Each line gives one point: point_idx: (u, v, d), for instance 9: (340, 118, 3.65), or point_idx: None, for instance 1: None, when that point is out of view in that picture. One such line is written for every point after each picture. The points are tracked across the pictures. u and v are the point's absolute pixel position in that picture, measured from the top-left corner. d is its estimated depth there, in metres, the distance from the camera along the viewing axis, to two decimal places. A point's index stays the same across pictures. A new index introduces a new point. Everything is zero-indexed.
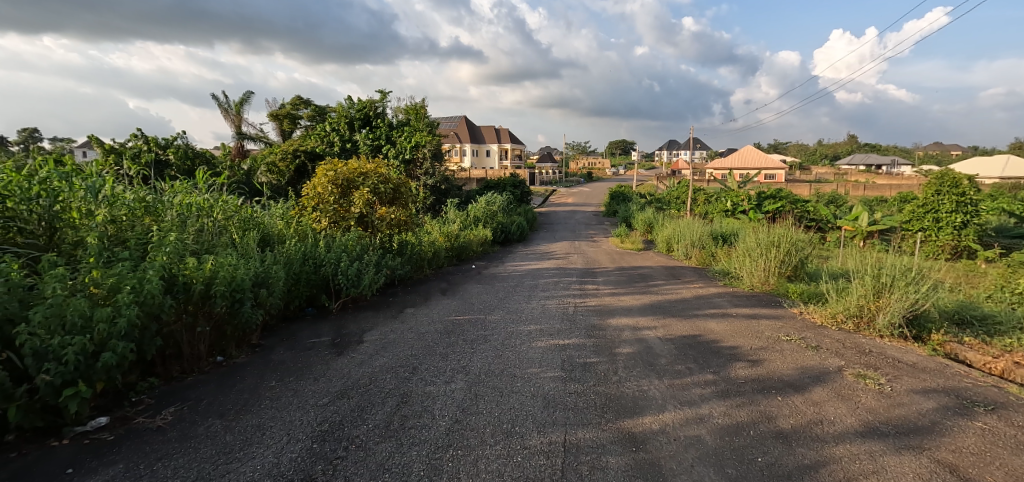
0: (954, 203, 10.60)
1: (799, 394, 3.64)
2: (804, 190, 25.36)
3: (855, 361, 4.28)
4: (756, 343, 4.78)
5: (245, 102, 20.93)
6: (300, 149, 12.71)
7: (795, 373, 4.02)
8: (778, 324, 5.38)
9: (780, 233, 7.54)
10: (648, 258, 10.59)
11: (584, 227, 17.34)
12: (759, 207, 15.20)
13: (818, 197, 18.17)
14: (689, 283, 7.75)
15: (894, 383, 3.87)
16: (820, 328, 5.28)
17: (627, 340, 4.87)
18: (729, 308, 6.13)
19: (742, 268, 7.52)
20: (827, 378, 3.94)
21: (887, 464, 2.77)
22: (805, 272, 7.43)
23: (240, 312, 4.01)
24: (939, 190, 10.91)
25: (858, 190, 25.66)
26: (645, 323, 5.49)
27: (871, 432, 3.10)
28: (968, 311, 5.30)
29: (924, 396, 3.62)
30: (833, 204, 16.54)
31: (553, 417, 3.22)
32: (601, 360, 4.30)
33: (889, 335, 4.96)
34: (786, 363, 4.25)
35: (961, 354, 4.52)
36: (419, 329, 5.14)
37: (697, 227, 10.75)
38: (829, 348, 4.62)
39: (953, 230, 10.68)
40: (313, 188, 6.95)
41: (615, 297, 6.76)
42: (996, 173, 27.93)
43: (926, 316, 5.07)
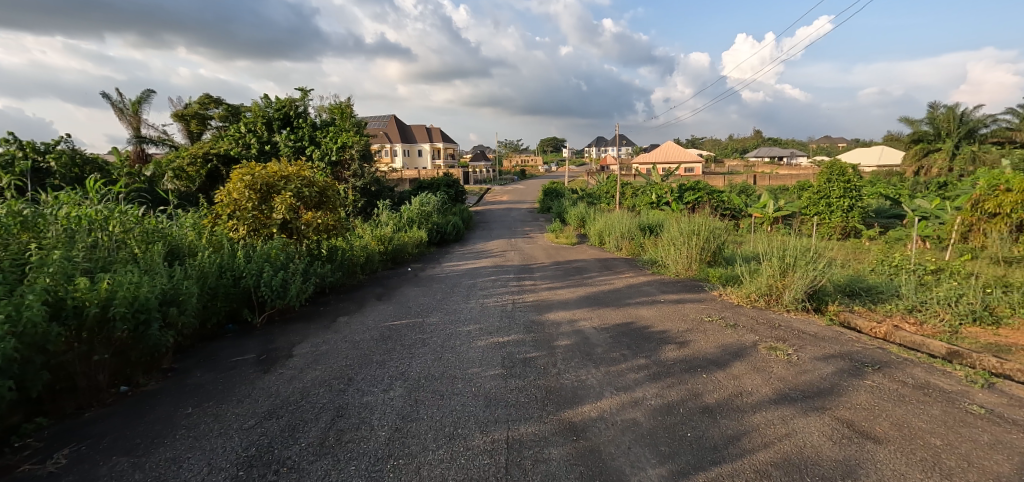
0: (842, 189, 11.94)
1: (721, 369, 3.93)
2: (718, 181, 27.41)
3: (768, 335, 4.69)
4: (683, 325, 5.09)
5: (144, 101, 18.97)
6: (211, 152, 11.77)
7: (717, 351, 4.33)
8: (701, 307, 5.78)
9: (700, 222, 8.10)
10: (582, 251, 10.93)
11: (520, 225, 17.55)
12: (681, 199, 16.17)
13: (731, 187, 19.67)
14: (621, 273, 8.09)
15: (800, 352, 4.27)
16: (736, 307, 5.73)
17: (565, 332, 4.99)
18: (658, 295, 6.48)
19: (668, 257, 7.95)
20: (745, 353, 4.27)
21: (797, 425, 3.07)
22: (723, 257, 8.02)
23: (147, 335, 3.62)
24: (830, 178, 12.15)
25: (764, 181, 28.05)
26: (581, 314, 5.66)
27: (783, 398, 3.41)
28: (857, 283, 5.99)
29: (824, 362, 4.04)
30: (743, 193, 18.00)
31: (495, 416, 3.23)
32: (540, 354, 4.37)
33: (794, 309, 5.48)
34: (709, 342, 4.56)
35: (852, 322, 5.10)
36: (354, 338, 4.94)
37: (626, 219, 11.23)
38: (745, 325, 5.03)
39: (843, 213, 12.02)
40: (227, 194, 6.40)
41: (551, 291, 6.90)
42: (873, 162, 31.81)
43: (824, 290, 5.66)
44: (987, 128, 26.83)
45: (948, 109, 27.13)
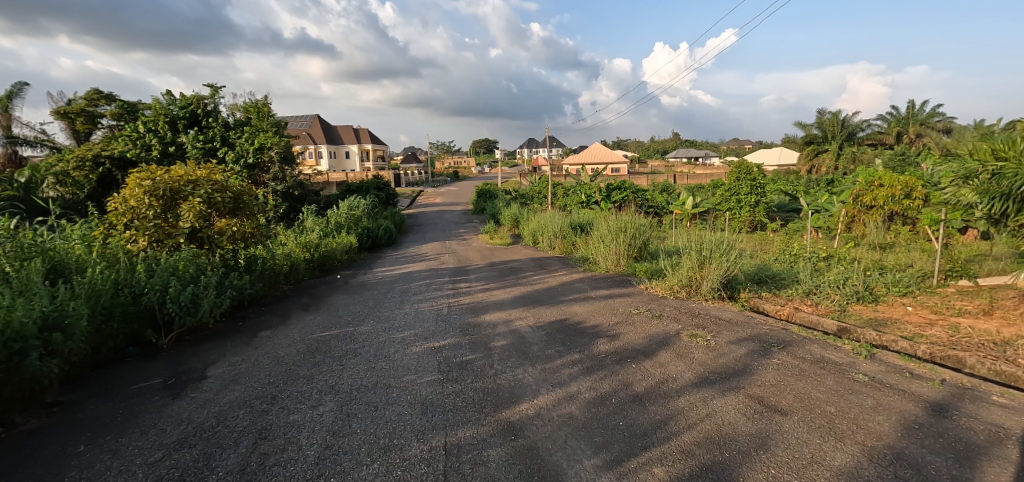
0: (749, 186, 13.04)
1: (649, 358, 4.14)
2: (642, 180, 28.84)
3: (689, 324, 5.02)
4: (613, 319, 5.31)
5: (16, 96, 16.61)
6: (103, 154, 10.56)
7: (645, 341, 4.56)
8: (630, 300, 6.06)
9: (626, 220, 8.49)
10: (516, 251, 11.05)
11: (454, 227, 17.42)
12: (608, 198, 16.83)
13: (654, 186, 20.81)
14: (555, 272, 8.29)
15: (718, 337, 4.61)
16: (661, 299, 6.07)
17: (501, 333, 5.02)
18: (589, 291, 6.70)
19: (598, 254, 8.25)
20: (670, 341, 4.53)
21: (717, 405, 3.31)
22: (648, 253, 8.45)
23: (24, 366, 3.17)
24: (738, 177, 13.21)
25: (683, 180, 29.95)
26: (516, 314, 5.72)
27: (704, 381, 3.67)
28: (764, 271, 6.58)
29: (738, 345, 4.39)
30: (665, 192, 19.11)
31: (432, 422, 3.18)
32: (476, 356, 4.36)
33: (711, 298, 5.91)
34: (637, 333, 4.79)
35: (761, 307, 5.59)
36: (278, 353, 4.64)
37: (557, 219, 11.51)
38: (669, 315, 5.34)
39: (750, 209, 13.14)
40: (123, 201, 5.75)
41: (487, 292, 6.92)
42: (775, 162, 35.04)
43: (736, 279, 6.15)
44: (864, 132, 30.53)
45: (833, 115, 30.49)
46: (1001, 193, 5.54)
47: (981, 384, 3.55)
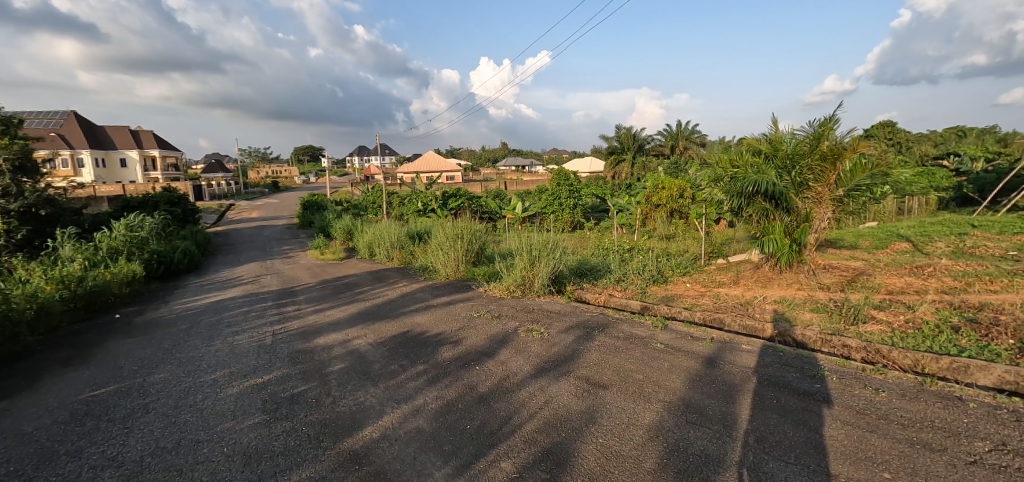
0: (568, 191, 14.62)
1: (491, 358, 4.34)
2: (476, 188, 29.96)
3: (525, 320, 5.41)
4: (455, 325, 5.41)
5: None
6: None
7: (486, 342, 4.77)
8: (470, 304, 6.26)
9: (462, 226, 8.74)
10: (351, 266, 10.45)
11: (276, 243, 15.63)
12: (445, 205, 17.07)
13: (487, 193, 21.85)
14: (394, 283, 8.08)
15: (550, 329, 5.07)
16: (499, 299, 6.40)
17: (338, 355, 4.71)
18: (430, 300, 6.71)
19: (437, 261, 8.29)
20: (509, 339, 4.82)
21: (552, 391, 3.64)
22: (485, 256, 8.84)
23: None
24: (559, 183, 14.71)
25: (513, 186, 32.06)
26: (354, 333, 5.42)
27: (540, 371, 4.00)
28: (584, 265, 7.48)
29: (567, 333, 4.90)
30: (497, 198, 20.20)
31: (258, 473, 2.82)
32: (310, 385, 4.01)
33: (543, 293, 6.47)
34: (479, 336, 4.98)
35: (583, 296, 6.34)
36: (21, 429, 3.55)
37: (394, 228, 11.25)
38: (507, 314, 5.67)
39: (571, 211, 14.75)
40: None
41: (319, 314, 6.39)
42: (587, 169, 39.89)
43: (563, 274, 6.86)
44: (650, 144, 36.80)
45: (628, 129, 36.06)
46: (737, 191, 7.32)
47: (736, 337, 4.62)
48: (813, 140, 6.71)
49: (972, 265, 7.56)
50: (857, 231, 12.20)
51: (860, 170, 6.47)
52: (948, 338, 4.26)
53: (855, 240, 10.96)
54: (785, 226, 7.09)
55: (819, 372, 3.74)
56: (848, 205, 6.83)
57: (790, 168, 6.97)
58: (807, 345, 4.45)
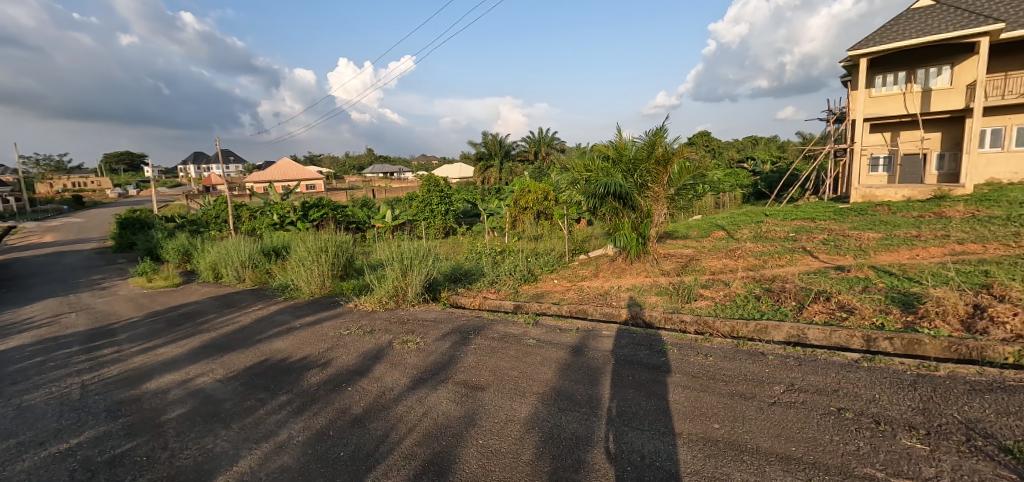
0: (439, 197, 14.57)
1: (364, 376, 4.15)
2: (341, 196, 28.22)
3: (399, 331, 5.27)
4: (322, 346, 5.04)
5: None
6: None
7: (358, 360, 4.54)
8: (339, 322, 5.87)
9: (326, 238, 8.16)
10: (192, 292, 9.08)
11: (85, 273, 12.85)
12: (305, 217, 15.73)
13: (353, 201, 20.73)
14: (247, 307, 7.23)
15: (426, 338, 5.01)
16: (371, 313, 6.12)
17: (177, 399, 4.06)
18: (292, 321, 6.15)
19: (298, 278, 7.61)
20: (382, 354, 4.64)
21: (431, 401, 3.61)
22: (353, 269, 8.38)
23: None
24: (429, 189, 14.58)
25: (381, 193, 30.91)
26: (198, 370, 4.73)
27: (417, 383, 3.94)
28: (457, 270, 7.55)
29: (443, 340, 4.89)
30: (365, 206, 19.29)
31: None
32: (140, 441, 3.40)
33: (417, 302, 6.37)
34: (349, 354, 4.71)
35: (458, 301, 6.39)
36: None
37: (244, 245, 10.04)
38: (380, 328, 5.46)
39: (442, 217, 14.71)
40: None
41: (149, 353, 5.43)
42: (456, 174, 40.21)
43: (437, 281, 6.82)
44: (515, 150, 38.45)
45: (493, 136, 37.23)
46: (592, 192, 8.03)
47: (597, 325, 5.09)
48: (649, 146, 7.64)
49: (768, 246, 9.39)
50: (689, 224, 14.28)
51: (684, 173, 7.61)
52: (753, 306, 5.23)
53: (687, 231, 12.81)
54: (632, 222, 8.00)
55: (664, 347, 4.31)
56: (678, 201, 8.02)
57: (633, 171, 7.87)
58: (654, 324, 5.09)
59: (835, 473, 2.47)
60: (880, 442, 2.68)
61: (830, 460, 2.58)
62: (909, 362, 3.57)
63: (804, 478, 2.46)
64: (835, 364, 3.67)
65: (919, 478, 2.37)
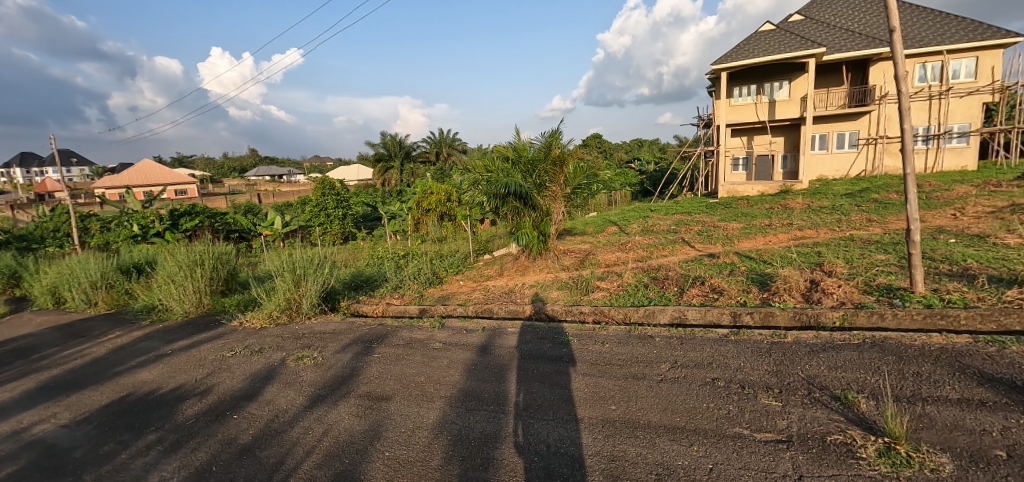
0: (335, 201, 13.72)
1: (253, 401, 3.80)
2: (220, 202, 25.40)
3: (293, 347, 4.90)
4: (201, 371, 4.52)
5: None
6: None
7: (245, 383, 4.14)
8: (221, 343, 5.30)
9: (201, 249, 7.28)
10: (25, 322, 7.57)
11: None
12: (175, 226, 13.74)
13: (235, 207, 18.76)
14: (102, 335, 6.22)
15: (323, 351, 4.72)
16: (260, 330, 5.60)
17: (7, 454, 3.38)
18: (162, 347, 5.42)
19: (168, 297, 6.71)
20: (274, 374, 4.28)
21: (331, 419, 3.41)
22: (236, 283, 7.60)
23: None
24: (324, 192, 13.57)
25: (268, 198, 28.37)
26: (37, 415, 3.97)
27: (315, 401, 3.70)
28: (357, 278, 7.22)
29: (342, 352, 4.65)
30: (249, 212, 17.55)
31: None
32: None
33: (313, 314, 5.97)
34: (234, 378, 4.28)
35: (360, 309, 6.11)
36: None
37: (95, 262, 8.59)
38: (271, 345, 5.03)
39: (339, 221, 13.91)
40: None
41: None
42: (353, 176, 38.31)
43: (335, 290, 6.45)
44: (416, 151, 37.65)
45: (392, 136, 36.09)
46: (493, 193, 8.15)
47: (502, 323, 5.19)
48: (546, 148, 7.94)
49: (654, 239, 10.29)
50: (585, 220, 15.12)
51: (579, 173, 8.08)
52: (643, 294, 5.69)
53: (584, 227, 13.55)
54: (533, 221, 8.28)
55: (565, 339, 4.52)
56: (575, 199, 8.45)
57: (532, 171, 8.12)
58: (556, 317, 5.31)
59: (712, 435, 2.80)
60: (746, 403, 3.09)
61: (708, 425, 2.91)
62: (765, 333, 4.15)
63: (687, 445, 2.75)
64: (710, 340, 4.15)
65: (775, 431, 2.77)
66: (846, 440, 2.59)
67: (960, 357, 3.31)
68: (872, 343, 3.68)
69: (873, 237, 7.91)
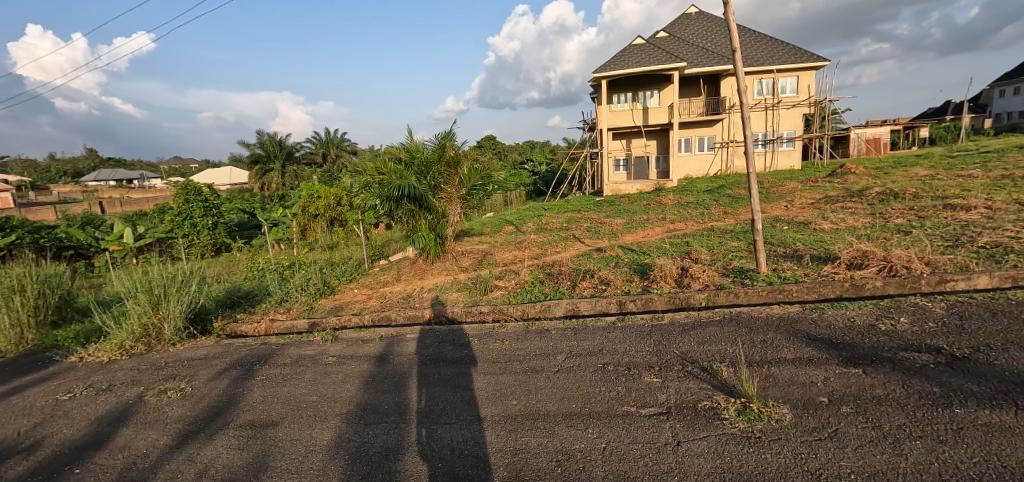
0: (202, 208, 12.19)
1: (102, 449, 3.25)
2: (49, 213, 21.20)
3: (154, 380, 4.28)
4: (28, 422, 3.75)
5: None
6: None
7: (91, 429, 3.52)
8: (55, 384, 4.43)
9: (19, 273, 5.99)
10: None
11: None
12: None
13: (70, 218, 15.77)
14: None
15: (193, 381, 4.20)
16: (108, 364, 4.79)
17: None
18: None
19: None
20: (129, 414, 3.70)
21: (207, 456, 3.05)
22: (72, 310, 6.40)
23: None
24: (188, 198, 11.97)
25: (116, 207, 24.33)
26: None
27: (185, 439, 3.28)
28: (233, 294, 6.52)
29: (217, 379, 4.17)
30: (89, 224, 14.89)
31: None
32: None
33: (179, 340, 5.25)
34: (75, 425, 3.62)
35: (238, 329, 5.53)
36: None
37: None
38: (124, 381, 4.34)
39: (209, 231, 12.41)
40: None
41: None
42: (225, 180, 34.48)
43: (205, 310, 5.74)
44: (299, 152, 34.97)
45: (270, 136, 33.17)
46: (386, 195, 7.88)
47: (400, 330, 5.05)
48: (440, 149, 7.89)
49: (548, 236, 10.77)
50: (482, 221, 15.32)
51: (474, 174, 8.16)
52: (539, 290, 5.93)
53: (482, 228, 13.71)
54: (429, 223, 8.18)
55: (466, 340, 4.55)
56: (471, 200, 8.53)
57: (426, 172, 8.01)
58: (456, 319, 5.31)
59: (604, 416, 3.03)
60: (631, 383, 3.38)
61: (601, 407, 3.14)
62: (646, 317, 4.58)
63: (582, 428, 2.93)
64: (600, 328, 4.47)
65: (656, 404, 3.08)
66: (713, 405, 2.96)
67: (793, 323, 3.97)
68: (730, 318, 4.26)
69: (729, 227, 9.12)
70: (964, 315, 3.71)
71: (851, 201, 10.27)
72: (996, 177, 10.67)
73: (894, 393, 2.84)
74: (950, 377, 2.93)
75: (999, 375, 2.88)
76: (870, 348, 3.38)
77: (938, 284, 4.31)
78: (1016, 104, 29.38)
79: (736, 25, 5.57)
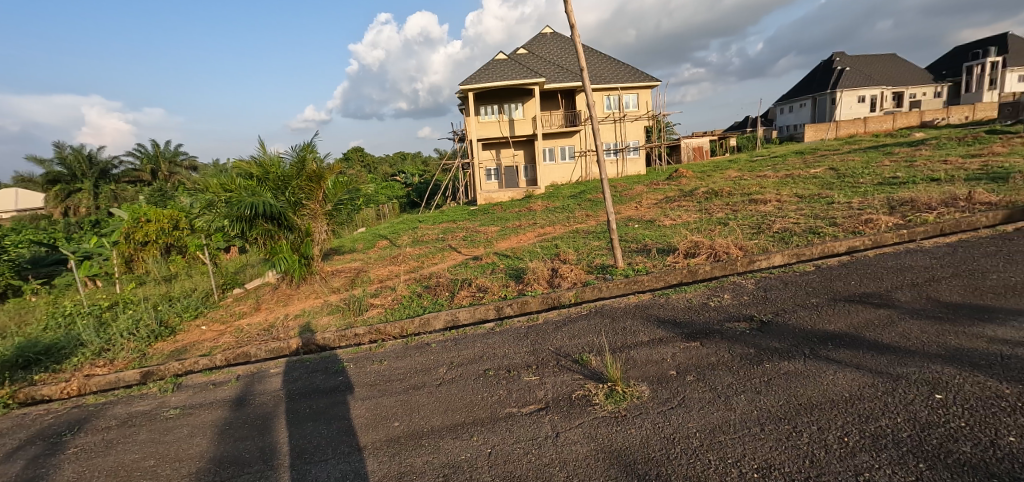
0: None
1: None
2: None
3: None
4: None
5: None
6: None
7: None
8: None
9: None
10: None
11: None
12: None
13: None
14: None
15: None
16: None
17: None
18: None
19: None
20: None
21: None
22: None
23: None
24: None
25: None
26: None
27: None
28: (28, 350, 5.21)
29: (7, 462, 3.30)
30: None
31: None
32: None
33: None
34: None
35: (37, 394, 4.40)
36: None
37: None
38: None
39: None
40: None
41: None
42: (10, 206, 27.58)
43: None
44: (118, 169, 29.52)
45: (74, 151, 27.48)
46: (236, 215, 7.02)
47: (260, 366, 4.54)
48: (299, 163, 7.29)
49: (423, 248, 10.61)
50: (353, 237, 14.53)
51: (340, 188, 7.73)
52: (416, 304, 5.81)
53: (353, 244, 12.99)
54: (291, 243, 7.50)
55: (340, 366, 4.26)
56: (337, 216, 8.03)
57: (283, 188, 7.35)
58: (328, 345, 4.94)
59: (488, 422, 3.07)
60: (511, 384, 3.50)
61: (484, 413, 3.18)
62: (522, 320, 4.77)
63: (467, 437, 2.94)
64: (480, 335, 4.53)
65: (535, 401, 3.23)
66: (586, 393, 3.20)
67: (646, 310, 4.49)
68: (595, 312, 4.64)
69: (590, 228, 9.94)
70: (767, 287, 4.56)
71: (685, 200, 11.95)
72: (783, 177, 13.34)
73: (724, 359, 3.36)
74: (760, 339, 3.57)
75: (793, 332, 3.59)
76: (704, 324, 3.96)
77: (749, 264, 5.23)
78: (792, 119, 37.01)
79: (582, 46, 6.09)
